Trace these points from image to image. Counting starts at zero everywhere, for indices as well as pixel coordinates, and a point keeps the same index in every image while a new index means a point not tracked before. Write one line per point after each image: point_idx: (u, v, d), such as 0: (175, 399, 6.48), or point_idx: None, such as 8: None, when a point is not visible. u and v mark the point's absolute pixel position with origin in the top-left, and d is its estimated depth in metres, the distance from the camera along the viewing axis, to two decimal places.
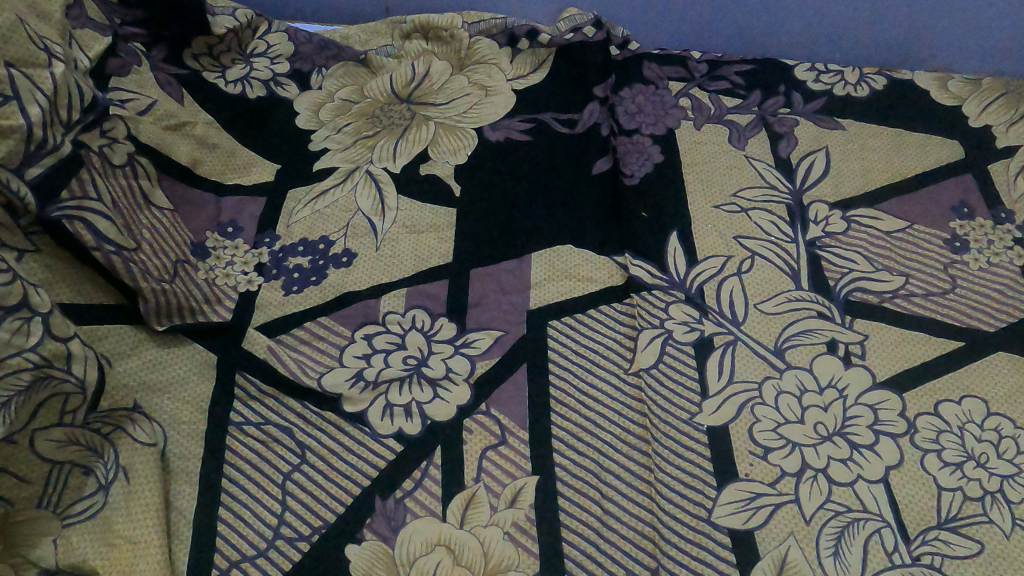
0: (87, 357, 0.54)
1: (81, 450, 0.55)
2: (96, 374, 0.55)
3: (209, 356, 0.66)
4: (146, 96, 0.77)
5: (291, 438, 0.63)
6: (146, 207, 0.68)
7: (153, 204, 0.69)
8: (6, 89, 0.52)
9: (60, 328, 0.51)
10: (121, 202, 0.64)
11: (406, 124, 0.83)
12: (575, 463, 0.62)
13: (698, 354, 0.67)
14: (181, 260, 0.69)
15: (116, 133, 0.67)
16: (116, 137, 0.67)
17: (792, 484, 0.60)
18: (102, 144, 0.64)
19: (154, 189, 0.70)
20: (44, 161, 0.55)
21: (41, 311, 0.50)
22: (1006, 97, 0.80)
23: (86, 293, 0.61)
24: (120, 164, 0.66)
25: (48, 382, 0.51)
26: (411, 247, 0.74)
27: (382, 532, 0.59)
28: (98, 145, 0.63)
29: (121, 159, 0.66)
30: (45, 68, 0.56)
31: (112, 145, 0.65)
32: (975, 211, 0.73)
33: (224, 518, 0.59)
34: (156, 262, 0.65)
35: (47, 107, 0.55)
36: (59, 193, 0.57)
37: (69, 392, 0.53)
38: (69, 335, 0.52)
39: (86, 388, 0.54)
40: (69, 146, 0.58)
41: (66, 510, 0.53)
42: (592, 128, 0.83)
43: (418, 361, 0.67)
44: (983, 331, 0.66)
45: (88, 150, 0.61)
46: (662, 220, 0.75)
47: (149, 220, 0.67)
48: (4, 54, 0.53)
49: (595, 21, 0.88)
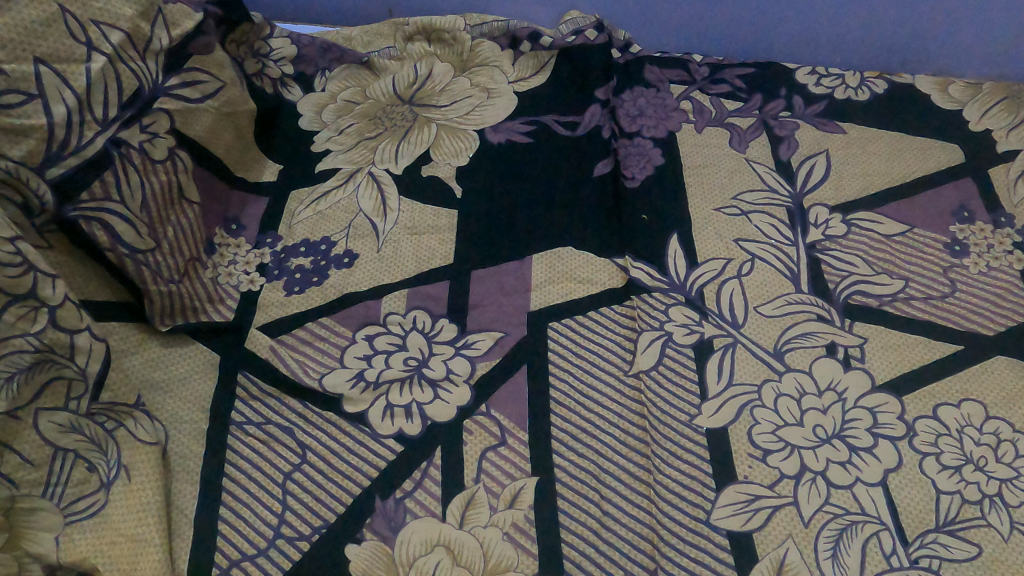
0: (92, 348, 0.55)
1: (84, 442, 0.55)
2: (99, 365, 0.56)
3: (210, 356, 0.66)
4: (219, 80, 0.72)
5: (292, 438, 0.64)
6: (178, 203, 0.68)
7: (186, 199, 0.69)
8: (31, 87, 0.54)
9: (66, 321, 0.53)
10: (155, 200, 0.64)
11: (409, 126, 0.83)
12: (574, 464, 0.62)
13: (698, 355, 0.67)
14: (195, 259, 0.69)
15: (157, 128, 0.65)
16: (157, 131, 0.65)
17: (791, 486, 0.60)
18: (142, 140, 0.63)
19: (189, 181, 0.69)
20: (71, 161, 0.56)
21: (52, 303, 0.52)
22: (1007, 102, 0.80)
23: (94, 289, 0.62)
24: (161, 159, 0.65)
25: (51, 365, 0.53)
26: (413, 248, 0.75)
27: (382, 532, 0.59)
28: (138, 141, 0.62)
29: (162, 153, 0.65)
30: (81, 64, 0.57)
31: (152, 138, 0.64)
32: (975, 215, 0.74)
33: (225, 516, 0.60)
34: (172, 263, 0.65)
35: (75, 105, 0.56)
36: (80, 193, 0.57)
37: (72, 378, 0.54)
38: (77, 328, 0.53)
39: (88, 377, 0.55)
40: (99, 146, 0.58)
41: (69, 506, 0.53)
42: (594, 130, 0.84)
43: (419, 362, 0.67)
44: (982, 334, 0.66)
45: (128, 146, 0.61)
46: (662, 222, 0.76)
47: (176, 217, 0.67)
48: (36, 50, 0.54)
49: (597, 23, 0.89)
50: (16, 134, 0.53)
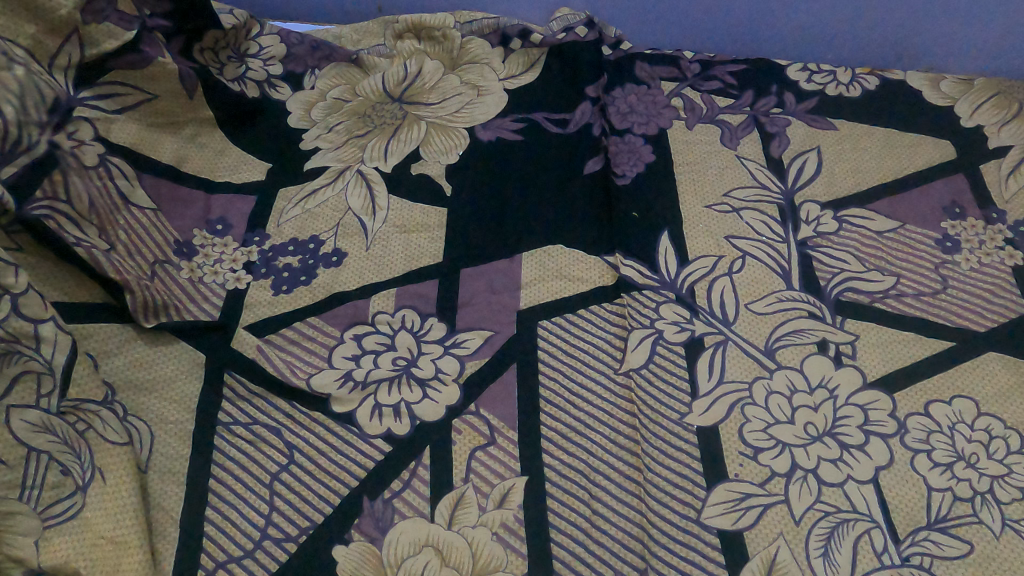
0: (58, 339, 0.57)
1: (58, 444, 0.54)
2: (65, 356, 0.57)
3: (195, 355, 0.66)
4: (148, 92, 0.75)
5: (280, 439, 0.63)
6: (122, 207, 0.69)
7: (132, 203, 0.70)
8: None
9: (29, 308, 0.54)
10: (99, 203, 0.66)
11: (398, 123, 0.83)
12: (564, 463, 0.61)
13: (688, 354, 0.66)
14: (161, 261, 0.70)
15: (82, 133, 0.67)
16: (83, 138, 0.67)
17: (782, 484, 0.60)
18: (71, 146, 0.64)
19: (134, 188, 0.71)
20: (19, 160, 0.58)
21: (14, 291, 0.54)
22: (999, 97, 0.80)
23: (74, 291, 0.63)
24: (93, 165, 0.67)
25: (15, 357, 0.54)
26: (401, 246, 0.74)
27: (370, 533, 0.59)
28: (69, 147, 0.64)
29: (92, 159, 0.67)
30: (10, 70, 0.58)
31: (81, 145, 0.66)
32: (966, 211, 0.73)
33: (210, 518, 0.59)
34: (132, 263, 0.66)
35: (14, 108, 0.58)
36: (25, 193, 0.59)
37: (40, 371, 0.55)
38: (41, 318, 0.55)
39: (55, 369, 0.56)
40: (44, 145, 0.61)
41: (46, 509, 0.52)
42: (584, 128, 0.83)
43: (408, 361, 0.67)
44: (974, 331, 0.66)
45: (62, 150, 0.63)
46: (653, 220, 0.75)
47: (125, 221, 0.69)
48: None
49: (587, 20, 0.88)
50: None
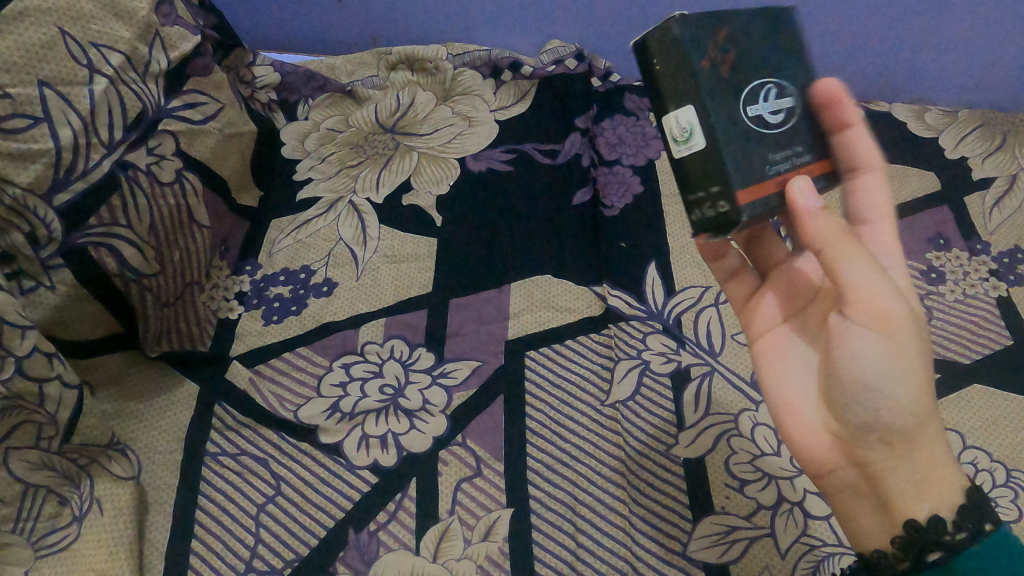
0: (62, 395, 0.55)
1: (56, 477, 0.56)
2: (70, 409, 0.56)
3: (191, 388, 0.67)
4: (218, 101, 0.71)
5: (267, 470, 0.63)
6: (185, 226, 0.67)
7: (191, 222, 0.68)
8: (37, 111, 0.52)
9: (34, 368, 0.52)
10: (164, 222, 0.64)
11: (390, 154, 0.84)
12: (550, 496, 0.61)
13: (675, 384, 0.67)
14: (191, 284, 0.70)
15: (163, 150, 0.64)
16: (164, 154, 0.64)
17: (768, 517, 0.59)
18: (148, 163, 0.62)
19: (196, 205, 0.69)
20: (75, 187, 0.55)
21: (19, 353, 0.50)
22: (982, 129, 0.81)
23: (91, 322, 0.61)
24: (168, 182, 0.64)
25: (22, 410, 0.52)
26: (392, 276, 0.75)
27: (354, 566, 0.59)
28: (144, 165, 0.61)
29: (168, 176, 0.64)
30: (83, 86, 0.55)
31: (159, 162, 0.63)
32: (951, 241, 0.74)
33: (196, 549, 0.59)
34: (169, 287, 0.66)
35: (81, 128, 0.55)
36: (88, 220, 0.56)
37: (42, 422, 0.54)
38: (45, 377, 0.53)
39: (59, 420, 0.56)
40: (105, 168, 0.57)
41: (40, 541, 0.55)
42: (574, 158, 0.84)
43: (396, 391, 0.67)
44: (959, 363, 0.66)
45: (135, 169, 0.60)
46: (640, 251, 0.76)
47: (182, 240, 0.67)
48: (38, 72, 0.52)
49: (577, 52, 0.89)
50: (20, 160, 0.51)
